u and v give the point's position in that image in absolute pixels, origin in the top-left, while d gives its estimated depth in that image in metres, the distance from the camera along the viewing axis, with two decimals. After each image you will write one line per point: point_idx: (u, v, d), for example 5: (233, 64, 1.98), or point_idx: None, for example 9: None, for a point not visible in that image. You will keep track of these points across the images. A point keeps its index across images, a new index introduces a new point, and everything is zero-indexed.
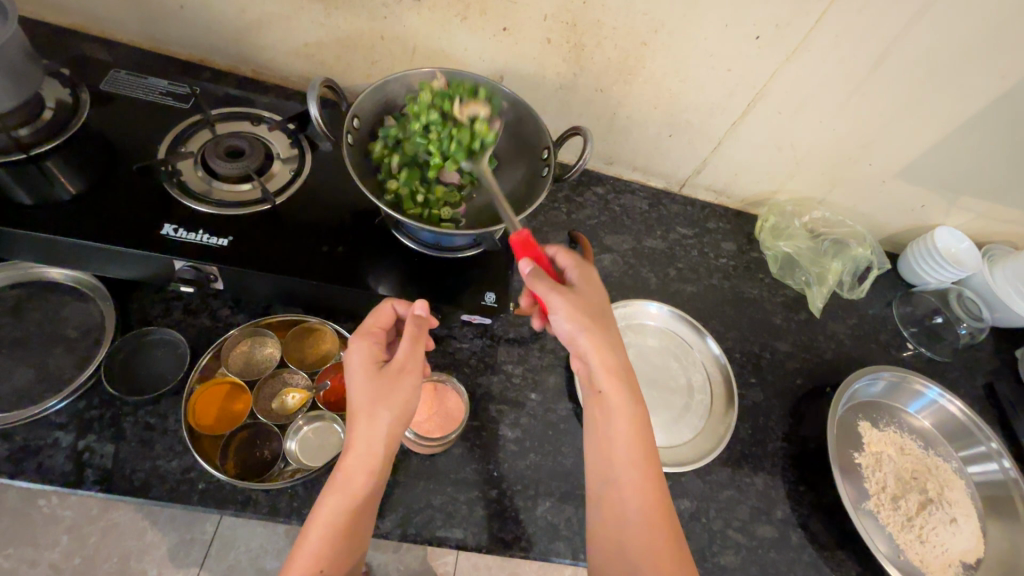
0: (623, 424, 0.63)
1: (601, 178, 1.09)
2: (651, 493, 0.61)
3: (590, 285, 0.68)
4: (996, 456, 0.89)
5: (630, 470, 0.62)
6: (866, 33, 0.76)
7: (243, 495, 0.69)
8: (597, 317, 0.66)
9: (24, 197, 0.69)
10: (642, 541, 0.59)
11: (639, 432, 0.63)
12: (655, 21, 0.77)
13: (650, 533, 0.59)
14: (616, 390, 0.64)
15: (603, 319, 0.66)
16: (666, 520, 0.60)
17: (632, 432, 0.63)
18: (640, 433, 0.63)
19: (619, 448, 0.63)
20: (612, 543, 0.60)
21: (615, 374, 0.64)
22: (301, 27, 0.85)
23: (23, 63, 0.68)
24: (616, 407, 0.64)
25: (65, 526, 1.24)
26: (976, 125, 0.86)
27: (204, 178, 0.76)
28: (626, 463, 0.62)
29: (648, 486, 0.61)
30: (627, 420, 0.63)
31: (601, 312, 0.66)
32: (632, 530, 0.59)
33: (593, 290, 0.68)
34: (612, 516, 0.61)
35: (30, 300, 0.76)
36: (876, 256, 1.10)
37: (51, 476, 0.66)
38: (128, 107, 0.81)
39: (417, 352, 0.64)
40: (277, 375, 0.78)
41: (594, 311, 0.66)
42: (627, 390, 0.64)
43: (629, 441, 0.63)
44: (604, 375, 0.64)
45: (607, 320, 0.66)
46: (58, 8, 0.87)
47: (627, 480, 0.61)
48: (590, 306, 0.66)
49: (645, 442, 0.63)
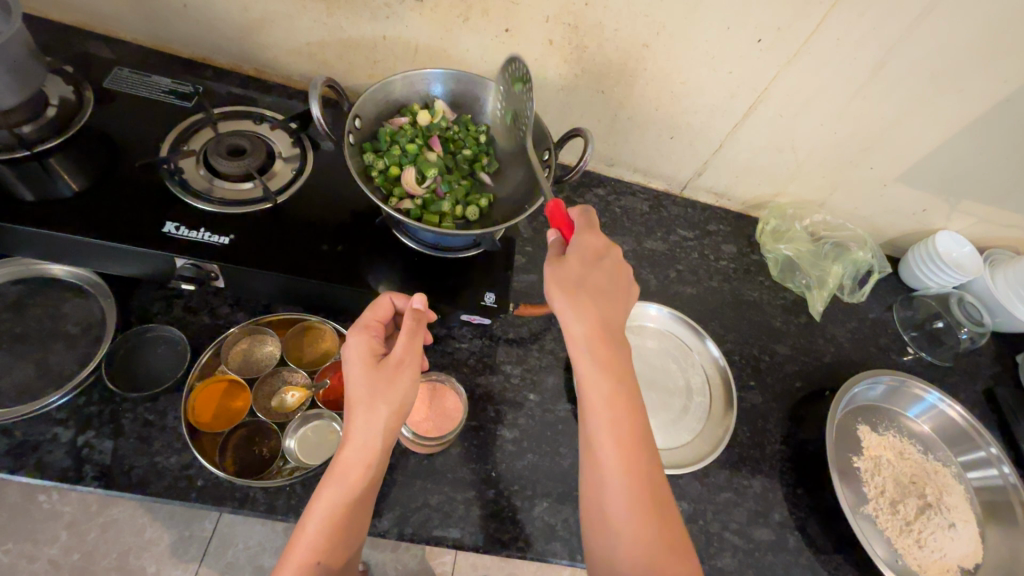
0: (594, 397, 0.61)
1: (602, 179, 1.09)
2: (637, 467, 0.59)
3: (581, 251, 0.65)
4: (997, 461, 0.89)
5: (605, 445, 0.59)
6: (866, 37, 0.76)
7: (241, 492, 0.69)
8: (578, 289, 0.64)
9: (27, 194, 0.69)
10: (623, 512, 0.58)
11: (609, 405, 0.61)
12: (657, 23, 0.78)
13: (631, 507, 0.57)
14: (583, 363, 0.63)
15: (576, 289, 0.64)
16: (652, 492, 0.59)
17: (604, 407, 0.61)
18: (619, 412, 0.60)
19: (593, 422, 0.61)
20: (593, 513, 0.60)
21: (581, 346, 0.63)
22: (304, 26, 0.85)
23: (27, 59, 0.68)
24: (587, 382, 0.62)
25: (65, 522, 1.24)
26: (977, 129, 0.86)
27: (206, 176, 0.76)
28: (606, 445, 0.59)
29: (632, 468, 0.59)
30: (609, 400, 0.61)
31: (585, 281, 0.64)
32: (612, 502, 0.58)
33: (581, 258, 0.65)
34: (592, 489, 0.60)
35: (31, 296, 0.76)
36: (876, 260, 1.10)
37: (51, 472, 0.66)
38: (130, 105, 0.81)
39: (415, 346, 0.64)
40: (277, 373, 0.78)
41: (571, 282, 0.64)
42: (596, 361, 0.62)
43: (599, 413, 0.61)
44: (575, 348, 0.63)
45: (586, 288, 0.64)
46: (63, 6, 0.87)
47: (606, 461, 0.59)
48: (569, 278, 0.64)
49: (620, 414, 0.60)
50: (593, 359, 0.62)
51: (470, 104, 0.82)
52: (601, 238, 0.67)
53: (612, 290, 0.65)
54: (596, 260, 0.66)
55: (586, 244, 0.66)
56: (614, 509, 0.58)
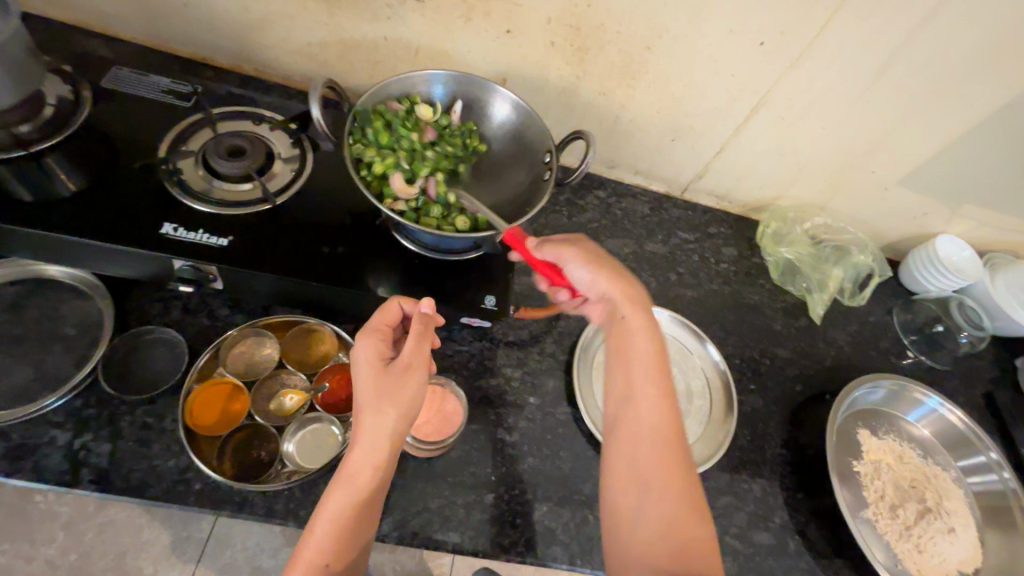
0: (641, 353, 0.64)
1: (603, 181, 1.09)
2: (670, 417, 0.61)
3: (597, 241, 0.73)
4: (997, 467, 0.89)
5: (648, 397, 0.62)
6: (871, 40, 0.76)
7: (239, 496, 0.69)
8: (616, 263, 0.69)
9: (25, 194, 0.69)
10: (659, 459, 0.59)
11: (653, 362, 0.64)
12: (660, 25, 0.77)
13: (667, 454, 0.60)
14: (635, 319, 0.65)
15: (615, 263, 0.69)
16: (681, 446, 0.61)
17: (650, 362, 0.64)
18: (656, 364, 0.64)
19: (636, 375, 0.63)
20: (624, 463, 0.60)
21: (633, 308, 0.66)
22: (305, 26, 0.85)
23: (24, 58, 0.68)
24: (633, 341, 0.65)
25: (61, 523, 1.24)
26: (981, 133, 0.86)
27: (205, 177, 0.75)
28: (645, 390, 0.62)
29: (664, 413, 0.61)
30: (646, 352, 0.64)
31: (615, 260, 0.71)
32: (643, 446, 0.60)
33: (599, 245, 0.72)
34: (629, 440, 0.61)
35: (29, 297, 0.76)
36: (877, 263, 1.10)
37: (48, 475, 0.66)
38: (129, 105, 0.81)
39: (422, 350, 0.63)
40: (275, 376, 0.77)
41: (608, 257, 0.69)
42: (644, 322, 0.66)
43: (645, 367, 0.63)
44: (626, 305, 0.66)
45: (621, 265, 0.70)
46: (61, 4, 0.87)
47: (644, 406, 0.62)
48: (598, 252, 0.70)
49: (660, 371, 0.63)
50: (644, 321, 0.66)
51: (468, 104, 0.82)
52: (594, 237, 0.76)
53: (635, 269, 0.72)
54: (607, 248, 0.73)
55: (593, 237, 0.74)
56: (653, 456, 0.59)
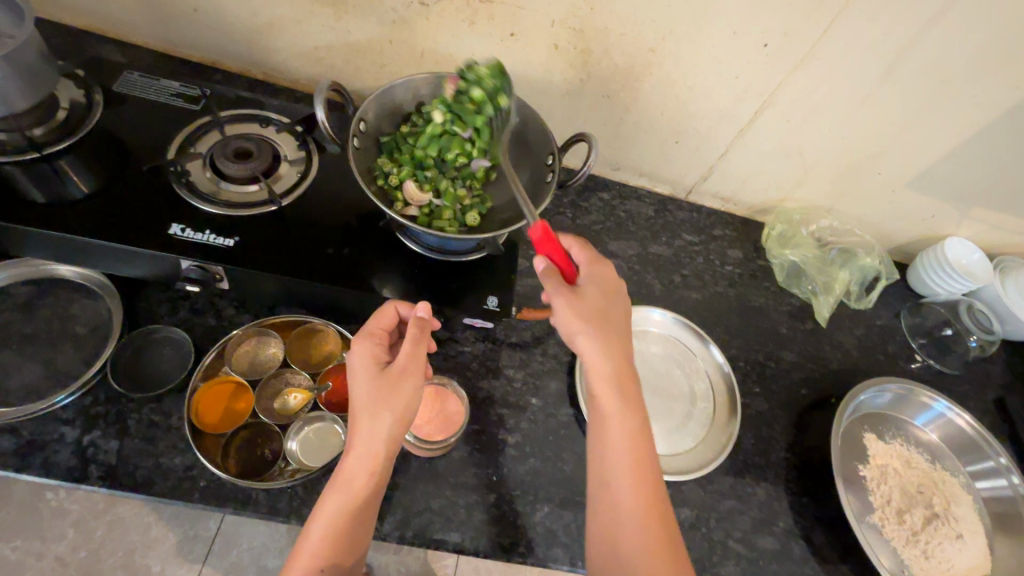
0: (619, 431, 0.60)
1: (608, 183, 1.09)
2: (651, 501, 0.58)
3: (600, 285, 0.66)
4: (1005, 471, 0.87)
5: (625, 477, 0.59)
6: (877, 41, 0.75)
7: (243, 493, 0.70)
8: (603, 320, 0.63)
9: (38, 196, 0.70)
10: (639, 545, 0.56)
11: (630, 438, 0.60)
12: (663, 28, 0.77)
13: (648, 539, 0.56)
14: (609, 395, 0.61)
15: (602, 321, 0.63)
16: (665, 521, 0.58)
17: (628, 436, 0.60)
18: (635, 441, 0.60)
19: (614, 454, 0.60)
20: (602, 543, 0.59)
21: (609, 380, 0.61)
22: (312, 30, 0.86)
23: (38, 63, 0.69)
24: (610, 415, 0.61)
25: (72, 520, 1.26)
26: (990, 134, 0.85)
27: (212, 179, 0.77)
28: (620, 471, 0.59)
29: (644, 495, 0.58)
30: (624, 429, 0.60)
31: (606, 315, 0.64)
32: (622, 533, 0.57)
33: (599, 291, 0.65)
34: (607, 521, 0.58)
35: (40, 297, 0.77)
36: (885, 266, 1.09)
37: (57, 471, 0.67)
38: (140, 108, 0.82)
39: (418, 353, 0.64)
40: (280, 375, 0.78)
41: (595, 314, 0.63)
42: (620, 395, 0.61)
43: (622, 442, 0.60)
44: (606, 383, 0.61)
45: (610, 322, 0.64)
46: (75, 11, 0.89)
47: (620, 489, 0.58)
48: (587, 310, 0.63)
49: (640, 451, 0.60)
50: (620, 396, 0.61)
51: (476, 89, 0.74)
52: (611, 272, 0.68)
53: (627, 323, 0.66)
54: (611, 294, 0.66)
55: (601, 277, 0.66)
56: (633, 542, 0.56)
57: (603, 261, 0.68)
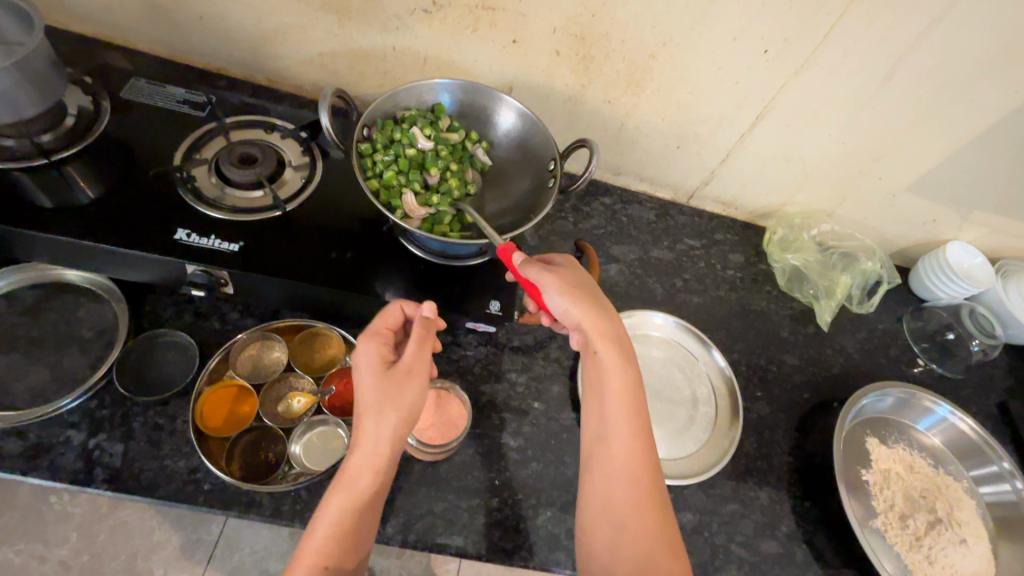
0: (613, 388, 0.63)
1: (609, 188, 1.09)
2: (641, 455, 0.61)
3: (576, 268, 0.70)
4: (1009, 476, 0.87)
5: (621, 440, 0.61)
6: (876, 47, 0.76)
7: (247, 497, 0.70)
8: (590, 291, 0.67)
9: (46, 201, 0.71)
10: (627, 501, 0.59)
11: (623, 395, 0.63)
12: (663, 34, 0.78)
13: (635, 494, 0.59)
14: (610, 356, 0.64)
15: (590, 293, 0.66)
16: (653, 471, 0.61)
17: (624, 403, 0.63)
18: (630, 397, 0.63)
19: (613, 420, 0.62)
20: (596, 504, 0.61)
21: (609, 344, 0.64)
22: (316, 37, 0.87)
23: (48, 71, 0.70)
24: (610, 380, 0.63)
25: (74, 523, 1.26)
26: (988, 139, 0.85)
27: (217, 184, 0.77)
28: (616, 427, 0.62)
29: (638, 448, 0.61)
30: (618, 386, 0.63)
31: (589, 283, 0.68)
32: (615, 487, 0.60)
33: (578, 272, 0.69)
34: (600, 476, 0.61)
35: (47, 301, 0.78)
36: (886, 270, 1.09)
37: (62, 474, 0.67)
38: (146, 114, 0.83)
39: (422, 354, 0.64)
40: (283, 379, 0.79)
41: (581, 282, 0.67)
42: (620, 361, 0.64)
43: (619, 406, 0.62)
44: (599, 341, 0.64)
45: (594, 290, 0.67)
46: (83, 19, 0.90)
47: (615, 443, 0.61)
48: (576, 280, 0.67)
49: (633, 406, 0.62)
50: (615, 352, 0.64)
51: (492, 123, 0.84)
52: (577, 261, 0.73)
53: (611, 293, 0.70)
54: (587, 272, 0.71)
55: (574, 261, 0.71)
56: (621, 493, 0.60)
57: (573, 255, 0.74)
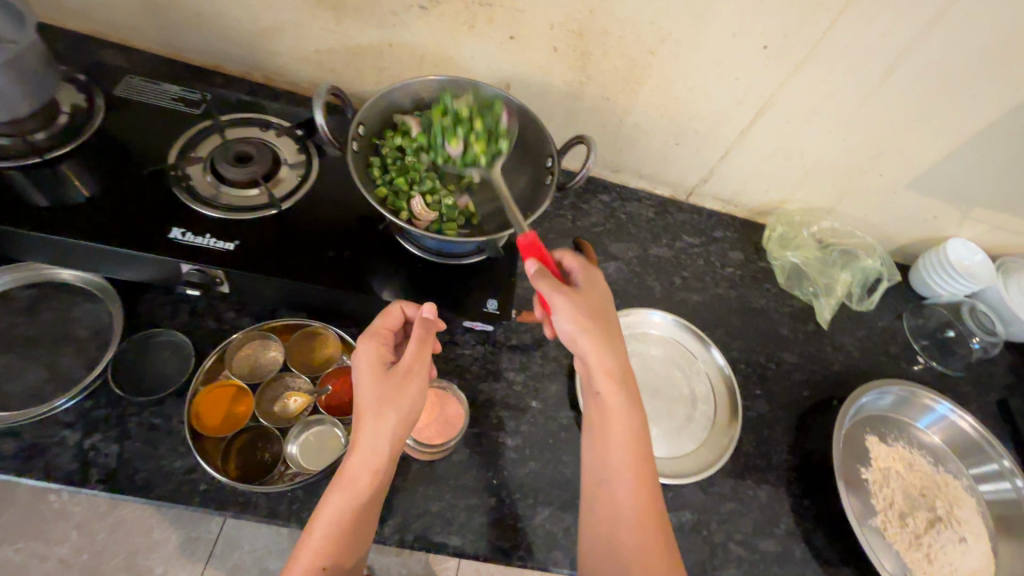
0: (620, 428, 0.63)
1: (608, 185, 1.09)
2: (646, 499, 0.61)
3: (598, 288, 0.67)
4: (1009, 474, 0.87)
5: (622, 475, 0.62)
6: (876, 43, 0.75)
7: (243, 497, 0.70)
8: (605, 319, 0.65)
9: (40, 200, 0.71)
10: (631, 540, 0.59)
11: (631, 437, 0.63)
12: (662, 30, 0.77)
13: (642, 538, 0.59)
14: (615, 394, 0.63)
15: (604, 322, 0.65)
16: (657, 512, 0.61)
17: (626, 438, 0.63)
18: (635, 438, 0.63)
19: (613, 456, 0.63)
20: (601, 544, 0.61)
21: (615, 379, 0.64)
22: (312, 34, 0.86)
23: (41, 68, 0.70)
24: (613, 412, 0.63)
25: (74, 522, 1.26)
26: (990, 136, 0.85)
27: (212, 183, 0.77)
28: (620, 468, 0.62)
29: (643, 490, 0.61)
30: (624, 426, 0.63)
31: (605, 314, 0.66)
32: (620, 529, 0.60)
33: (599, 293, 0.67)
34: (604, 514, 0.61)
35: (42, 301, 0.77)
36: (886, 267, 1.09)
37: (58, 474, 0.67)
38: (140, 112, 0.83)
39: (424, 354, 0.64)
40: (280, 378, 0.78)
41: (596, 313, 0.64)
42: (626, 397, 0.64)
43: (623, 445, 0.62)
44: (605, 382, 0.63)
45: (609, 322, 0.65)
46: (78, 16, 0.89)
47: (620, 483, 0.61)
48: (591, 309, 0.64)
49: (638, 447, 0.63)
50: (623, 392, 0.63)
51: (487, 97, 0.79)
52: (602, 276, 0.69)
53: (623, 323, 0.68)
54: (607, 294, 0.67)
55: (595, 280, 0.68)
56: (626, 535, 0.59)
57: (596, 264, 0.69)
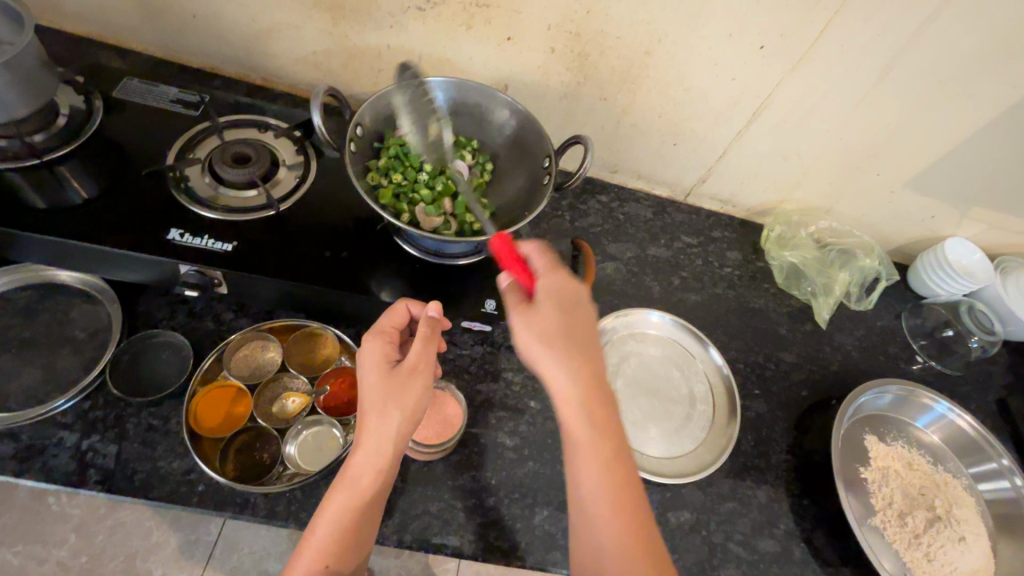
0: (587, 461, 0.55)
1: (606, 186, 1.09)
2: (629, 532, 0.54)
3: (557, 297, 0.58)
4: (1009, 473, 0.87)
5: (599, 510, 0.54)
6: (871, 43, 0.75)
7: (241, 498, 0.70)
8: (563, 338, 0.56)
9: (39, 201, 0.71)
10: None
11: (603, 468, 0.54)
12: (659, 31, 0.78)
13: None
14: (578, 423, 0.55)
15: (563, 341, 0.56)
16: (649, 546, 0.54)
17: (598, 471, 0.54)
18: (608, 468, 0.55)
19: (586, 489, 0.55)
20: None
21: (577, 407, 0.55)
22: (310, 36, 0.86)
23: (39, 70, 0.70)
24: (578, 445, 0.55)
25: (73, 525, 1.26)
26: (987, 134, 0.85)
27: (210, 184, 0.77)
28: (595, 502, 0.54)
29: (623, 523, 0.54)
30: (594, 459, 0.55)
31: (565, 329, 0.57)
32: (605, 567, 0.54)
33: (558, 304, 0.58)
34: (587, 551, 0.55)
35: (41, 302, 0.78)
36: (885, 267, 1.09)
37: (55, 475, 0.67)
38: (138, 113, 0.83)
39: (429, 352, 0.63)
40: (278, 379, 0.78)
41: (551, 332, 0.56)
42: (590, 428, 0.55)
43: (594, 478, 0.54)
44: (566, 412, 0.55)
45: (570, 339, 0.57)
46: (77, 19, 0.90)
47: (600, 517, 0.54)
48: (547, 328, 0.57)
49: (613, 478, 0.54)
50: (588, 420, 0.55)
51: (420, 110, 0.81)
52: (569, 282, 0.60)
53: (594, 333, 0.59)
54: (570, 306, 0.59)
55: (555, 290, 0.59)
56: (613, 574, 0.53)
57: (561, 268, 0.61)
